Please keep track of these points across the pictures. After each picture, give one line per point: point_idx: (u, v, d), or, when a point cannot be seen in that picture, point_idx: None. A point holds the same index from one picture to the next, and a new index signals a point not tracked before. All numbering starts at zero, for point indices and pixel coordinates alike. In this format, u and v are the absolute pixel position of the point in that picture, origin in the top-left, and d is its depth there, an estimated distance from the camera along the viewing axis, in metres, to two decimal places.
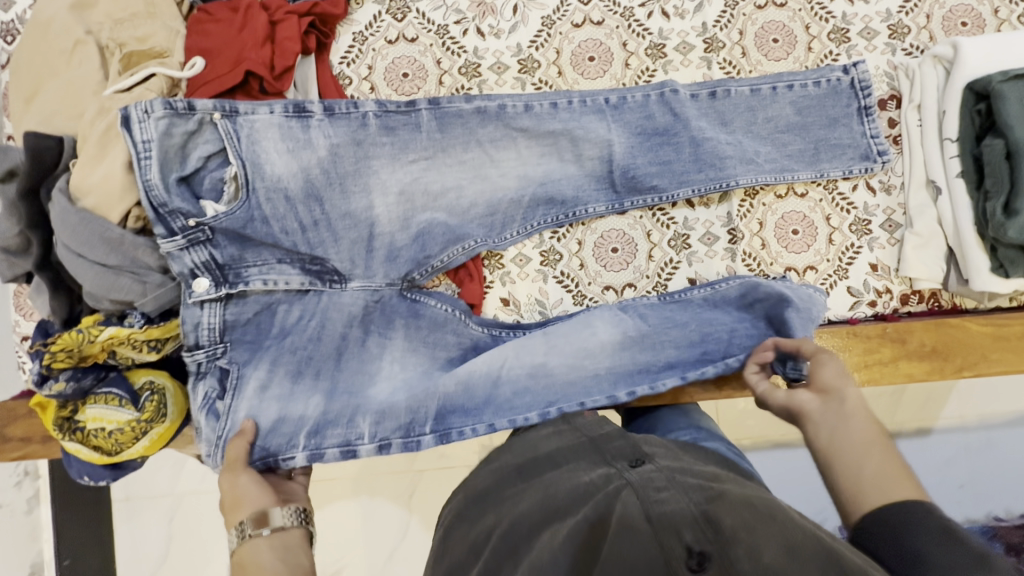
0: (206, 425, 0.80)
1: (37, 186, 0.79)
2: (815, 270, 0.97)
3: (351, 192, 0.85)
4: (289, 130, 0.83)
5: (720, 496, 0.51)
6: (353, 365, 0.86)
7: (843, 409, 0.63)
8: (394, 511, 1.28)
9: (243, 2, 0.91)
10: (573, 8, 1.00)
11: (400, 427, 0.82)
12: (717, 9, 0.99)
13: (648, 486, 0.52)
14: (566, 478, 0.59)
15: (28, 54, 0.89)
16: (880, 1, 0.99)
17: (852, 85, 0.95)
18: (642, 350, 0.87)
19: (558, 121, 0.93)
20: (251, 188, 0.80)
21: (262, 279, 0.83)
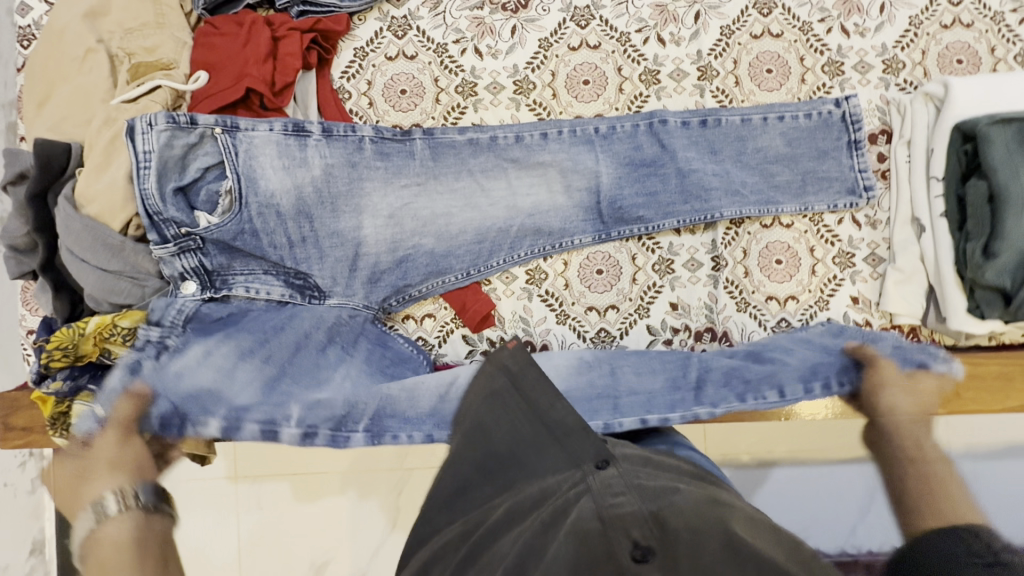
0: (120, 378, 0.76)
1: (45, 191, 0.82)
2: (796, 300, 0.98)
3: (342, 212, 0.89)
4: (287, 148, 0.87)
5: (672, 501, 0.59)
6: (306, 363, 0.85)
7: None
8: (380, 509, 1.31)
9: (247, 18, 0.93)
10: (571, 31, 1.01)
11: (333, 418, 0.80)
12: (712, 37, 1.00)
13: (606, 492, 0.61)
14: (535, 480, 0.66)
15: (41, 60, 0.93)
16: (876, 36, 0.99)
17: (842, 119, 0.96)
18: (601, 375, 0.87)
19: (553, 152, 0.96)
20: (243, 202, 0.84)
21: (245, 287, 0.86)
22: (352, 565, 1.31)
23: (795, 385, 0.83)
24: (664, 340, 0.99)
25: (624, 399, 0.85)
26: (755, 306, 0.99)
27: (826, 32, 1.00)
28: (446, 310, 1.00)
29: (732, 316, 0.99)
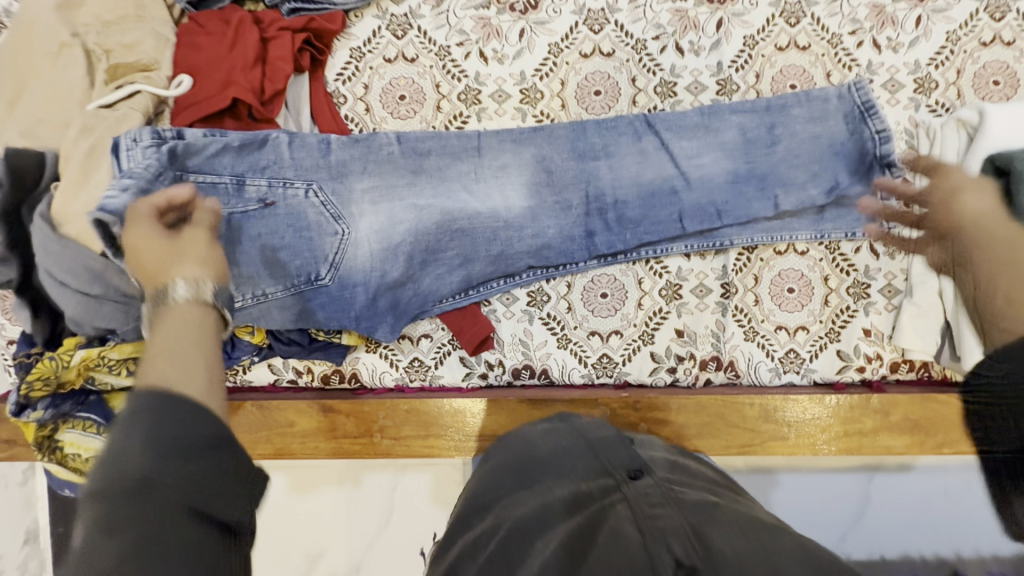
0: (139, 148, 0.76)
1: (18, 206, 0.77)
2: (806, 330, 0.95)
3: (339, 223, 0.84)
4: (258, 154, 0.82)
5: (713, 517, 0.55)
6: (311, 228, 0.83)
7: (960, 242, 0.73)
8: (378, 499, 1.25)
9: (234, 16, 0.86)
10: (583, 36, 0.94)
11: (341, 219, 0.85)
12: (735, 48, 0.94)
13: (643, 501, 0.57)
14: (569, 484, 0.63)
15: (10, 53, 0.86)
16: (909, 52, 0.93)
17: (857, 113, 0.85)
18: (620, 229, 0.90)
19: (563, 160, 0.89)
20: (240, 213, 0.80)
21: (246, 306, 0.81)
22: (347, 558, 1.26)
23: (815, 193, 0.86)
24: (669, 368, 0.96)
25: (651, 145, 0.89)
26: (764, 335, 0.95)
27: (856, 45, 0.93)
28: (444, 331, 0.96)
29: (739, 345, 0.95)
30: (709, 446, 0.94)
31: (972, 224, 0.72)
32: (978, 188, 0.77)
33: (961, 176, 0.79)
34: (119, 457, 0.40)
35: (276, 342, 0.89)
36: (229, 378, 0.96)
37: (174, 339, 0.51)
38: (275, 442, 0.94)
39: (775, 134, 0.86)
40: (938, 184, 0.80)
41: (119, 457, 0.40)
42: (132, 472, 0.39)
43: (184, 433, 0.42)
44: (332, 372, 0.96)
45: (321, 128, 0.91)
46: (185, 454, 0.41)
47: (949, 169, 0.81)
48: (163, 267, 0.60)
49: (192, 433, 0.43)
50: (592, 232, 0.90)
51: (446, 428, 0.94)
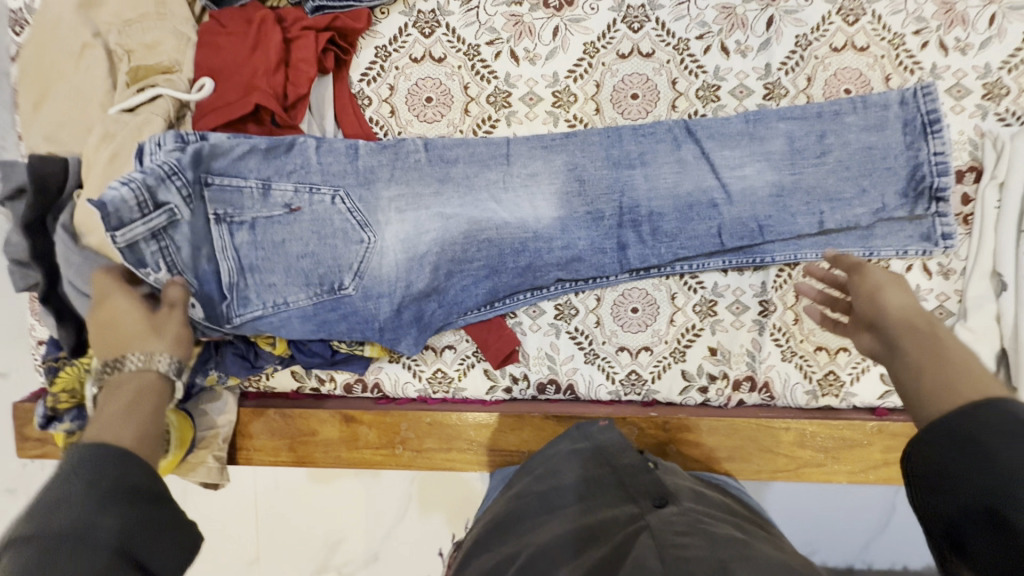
0: (164, 151, 0.74)
1: (41, 215, 0.76)
2: (849, 351, 0.90)
3: (364, 232, 0.82)
4: (285, 158, 0.80)
5: (743, 553, 0.49)
6: (335, 240, 0.81)
7: (893, 335, 0.57)
8: (395, 491, 1.22)
9: (257, 15, 0.83)
10: (621, 35, 0.89)
11: (367, 229, 0.82)
12: (785, 49, 0.87)
13: (669, 529, 0.53)
14: (589, 513, 0.59)
15: (32, 54, 0.84)
16: (979, 54, 0.85)
17: (919, 124, 0.80)
18: (655, 248, 0.85)
19: (596, 169, 0.85)
20: (264, 220, 0.78)
21: (268, 314, 0.79)
22: (365, 546, 1.24)
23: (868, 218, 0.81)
24: (700, 387, 0.92)
25: (690, 156, 0.84)
26: (802, 356, 0.91)
27: (920, 46, 0.86)
28: (468, 343, 0.94)
29: (776, 365, 0.91)
30: (740, 469, 0.91)
31: (904, 331, 0.56)
32: (902, 287, 0.62)
33: (884, 273, 0.65)
34: (55, 506, 0.46)
35: (298, 354, 0.88)
36: (252, 384, 0.96)
37: (124, 403, 0.60)
38: (298, 449, 0.94)
39: (825, 144, 0.82)
40: (857, 280, 0.65)
41: (55, 508, 0.46)
42: (69, 519, 0.45)
43: (125, 486, 0.51)
44: (354, 381, 0.95)
45: (346, 130, 0.88)
46: (130, 499, 0.50)
47: (869, 267, 0.65)
48: (127, 340, 0.66)
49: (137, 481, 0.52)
50: (624, 245, 0.86)
51: (469, 441, 0.92)
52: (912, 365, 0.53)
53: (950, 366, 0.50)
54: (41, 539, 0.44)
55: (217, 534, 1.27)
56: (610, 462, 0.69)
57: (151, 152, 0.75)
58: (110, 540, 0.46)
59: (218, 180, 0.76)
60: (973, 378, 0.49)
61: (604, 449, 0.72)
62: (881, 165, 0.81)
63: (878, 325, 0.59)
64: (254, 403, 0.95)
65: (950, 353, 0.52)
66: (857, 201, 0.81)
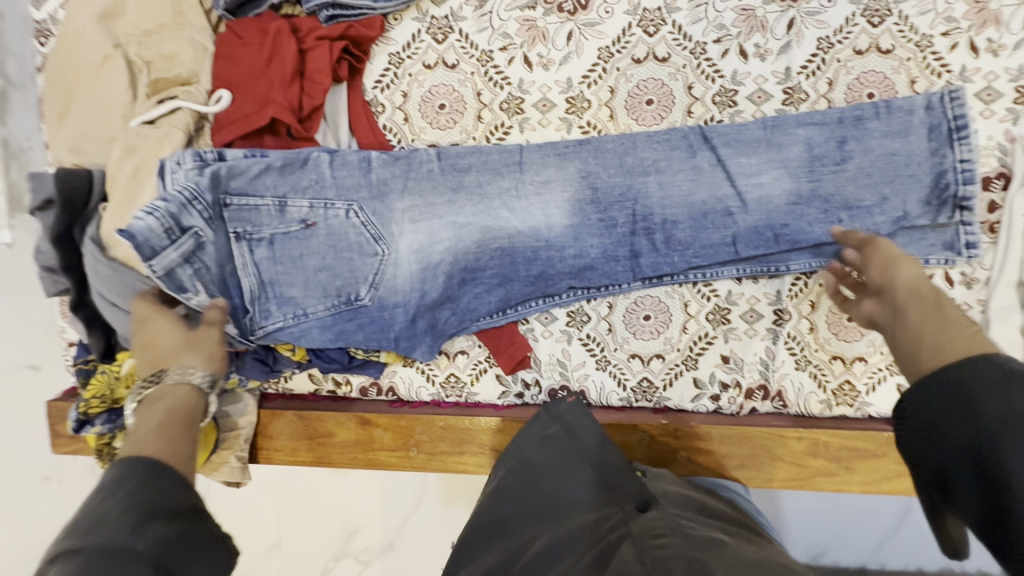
0: (185, 172, 0.77)
1: (69, 227, 0.79)
2: (865, 361, 0.89)
3: (379, 244, 0.83)
4: (299, 174, 0.81)
5: (720, 552, 0.50)
6: (351, 252, 0.82)
7: (895, 301, 0.66)
8: (410, 483, 1.26)
9: (272, 26, 0.84)
10: (636, 40, 0.87)
11: (382, 240, 0.83)
12: (806, 52, 0.85)
13: (647, 534, 0.53)
14: (573, 516, 0.59)
15: (57, 66, 0.86)
16: (1012, 56, 0.81)
17: (945, 130, 0.77)
18: (668, 256, 0.85)
19: (609, 176, 0.84)
20: (282, 236, 0.80)
21: (288, 326, 0.82)
22: (382, 533, 1.28)
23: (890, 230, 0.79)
24: (711, 395, 0.92)
25: (705, 163, 0.83)
26: (817, 365, 0.90)
27: (949, 48, 0.82)
28: (481, 348, 0.95)
29: (789, 374, 0.90)
30: (751, 477, 0.91)
31: (908, 298, 0.64)
32: (908, 263, 0.70)
33: (892, 249, 0.72)
34: (97, 522, 0.48)
35: (316, 359, 0.90)
36: (272, 386, 0.98)
37: (159, 419, 0.63)
38: (315, 450, 0.96)
39: (846, 150, 0.80)
40: (870, 254, 0.73)
41: (98, 525, 0.48)
42: (111, 534, 0.48)
43: (160, 502, 0.53)
44: (370, 385, 0.97)
45: (360, 138, 0.88)
46: (166, 513, 0.52)
47: (881, 242, 0.73)
48: (168, 357, 0.71)
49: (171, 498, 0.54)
50: (637, 253, 0.85)
51: (481, 445, 0.94)
52: (913, 323, 0.61)
53: (943, 326, 0.58)
54: (86, 552, 0.46)
55: (239, 521, 1.31)
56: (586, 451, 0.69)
57: (171, 173, 0.77)
58: (147, 554, 0.48)
59: (236, 199, 0.78)
60: (966, 341, 0.55)
61: (578, 437, 0.71)
62: (902, 172, 0.78)
63: (885, 292, 0.68)
64: (272, 405, 0.97)
65: (948, 316, 0.59)
66: (879, 209, 0.79)
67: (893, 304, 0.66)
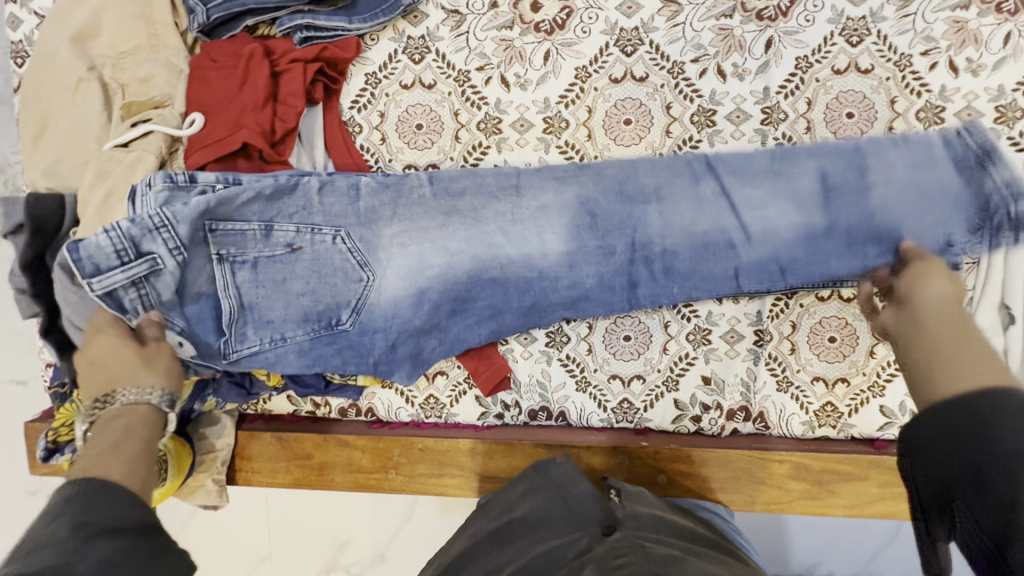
0: (163, 196, 0.76)
1: (41, 253, 0.78)
2: (847, 382, 0.88)
3: (366, 270, 0.82)
4: (287, 200, 0.80)
5: (681, 570, 0.50)
6: (336, 279, 0.81)
7: (915, 317, 0.65)
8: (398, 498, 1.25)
9: (246, 49, 0.83)
10: (614, 59, 0.87)
11: (367, 265, 0.82)
12: (784, 72, 0.84)
13: (609, 558, 0.53)
14: (535, 540, 0.59)
15: (32, 89, 0.86)
16: (992, 75, 0.81)
17: (972, 160, 0.74)
18: (658, 284, 0.84)
19: (608, 203, 0.84)
20: (269, 259, 0.79)
21: (264, 350, 0.80)
22: (373, 545, 1.27)
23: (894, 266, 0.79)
24: (693, 416, 0.91)
25: (684, 183, 0.83)
26: (798, 386, 0.89)
27: (928, 67, 0.82)
28: (460, 369, 0.94)
29: (771, 396, 0.89)
30: (732, 499, 0.90)
31: (931, 316, 0.65)
32: (943, 282, 0.69)
33: (932, 265, 0.72)
34: (44, 545, 0.49)
35: (292, 384, 0.90)
36: (250, 408, 0.98)
37: (111, 443, 0.63)
38: (295, 471, 0.96)
39: (867, 178, 0.77)
40: (910, 268, 0.73)
41: (43, 547, 0.48)
42: (56, 553, 0.48)
43: (110, 522, 0.52)
44: (349, 406, 0.96)
45: (336, 159, 0.88)
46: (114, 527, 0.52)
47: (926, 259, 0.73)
48: (119, 376, 0.70)
49: (118, 512, 0.53)
50: (634, 282, 0.85)
51: (461, 466, 0.93)
52: (931, 341, 0.60)
53: (967, 351, 0.56)
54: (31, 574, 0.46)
55: (226, 536, 1.29)
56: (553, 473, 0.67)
57: (144, 197, 0.76)
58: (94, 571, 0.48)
59: (222, 223, 0.77)
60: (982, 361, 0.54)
61: (548, 468, 0.68)
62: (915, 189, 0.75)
63: (907, 304, 0.69)
64: (250, 426, 0.97)
65: (971, 335, 0.59)
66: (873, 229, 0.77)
67: (916, 318, 0.65)
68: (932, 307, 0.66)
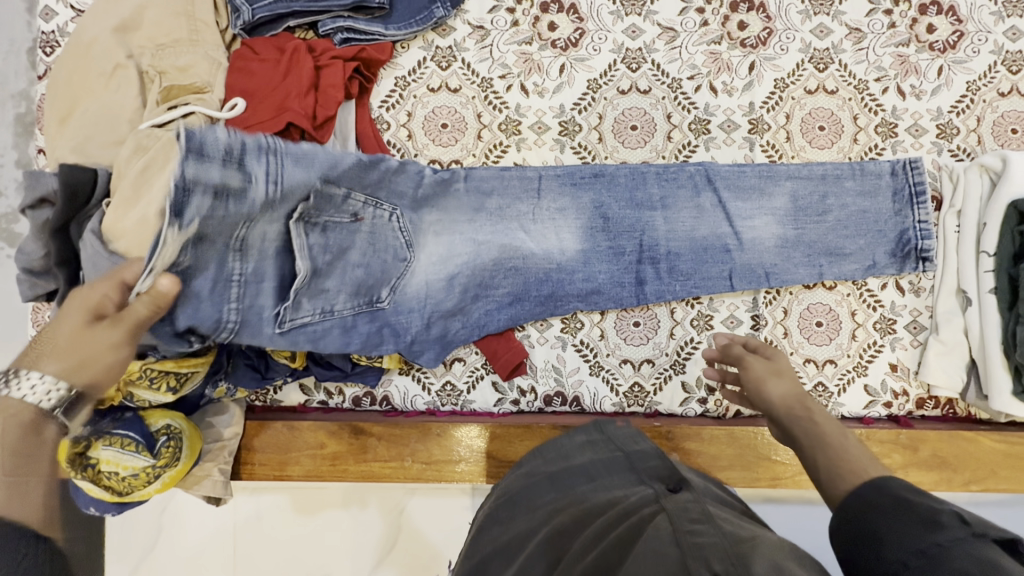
0: None
1: (66, 222, 0.78)
2: (835, 363, 0.97)
3: (414, 250, 0.87)
4: (365, 172, 0.80)
5: (754, 538, 0.49)
6: (382, 254, 0.85)
7: (786, 418, 0.72)
8: (384, 526, 1.14)
9: (290, 45, 0.91)
10: (621, 74, 0.98)
11: (407, 240, 0.86)
12: (766, 90, 0.98)
13: (683, 516, 0.52)
14: (592, 496, 0.60)
15: (65, 73, 0.88)
16: (932, 99, 0.97)
17: (906, 194, 0.92)
18: (669, 282, 0.93)
19: (620, 208, 0.93)
20: (326, 224, 0.78)
21: (314, 321, 0.82)
22: None
23: (858, 273, 0.93)
24: (699, 398, 0.97)
25: (685, 180, 0.94)
26: (793, 368, 0.97)
27: (882, 91, 0.98)
28: (477, 355, 0.97)
29: None
30: (741, 479, 0.94)
31: (789, 417, 0.72)
32: (780, 375, 0.78)
33: (764, 363, 0.81)
34: None
35: (315, 367, 0.92)
36: (259, 397, 0.96)
37: None
38: (305, 464, 0.93)
39: (827, 204, 0.93)
40: (750, 370, 0.80)
41: None
42: None
43: None
44: (363, 395, 0.97)
45: (366, 151, 0.93)
46: None
47: (750, 359, 0.82)
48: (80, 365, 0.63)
49: None
50: (642, 280, 0.93)
51: (476, 452, 0.93)
52: (806, 443, 0.67)
53: (838, 444, 0.64)
54: None
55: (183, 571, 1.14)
56: (623, 449, 0.69)
57: None
58: None
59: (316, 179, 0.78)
60: (845, 457, 0.62)
61: (612, 438, 0.72)
62: (864, 214, 0.93)
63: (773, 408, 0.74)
64: (260, 416, 0.95)
65: (823, 423, 0.69)
66: (829, 232, 0.93)
67: (780, 417, 0.73)
68: (783, 398, 0.75)
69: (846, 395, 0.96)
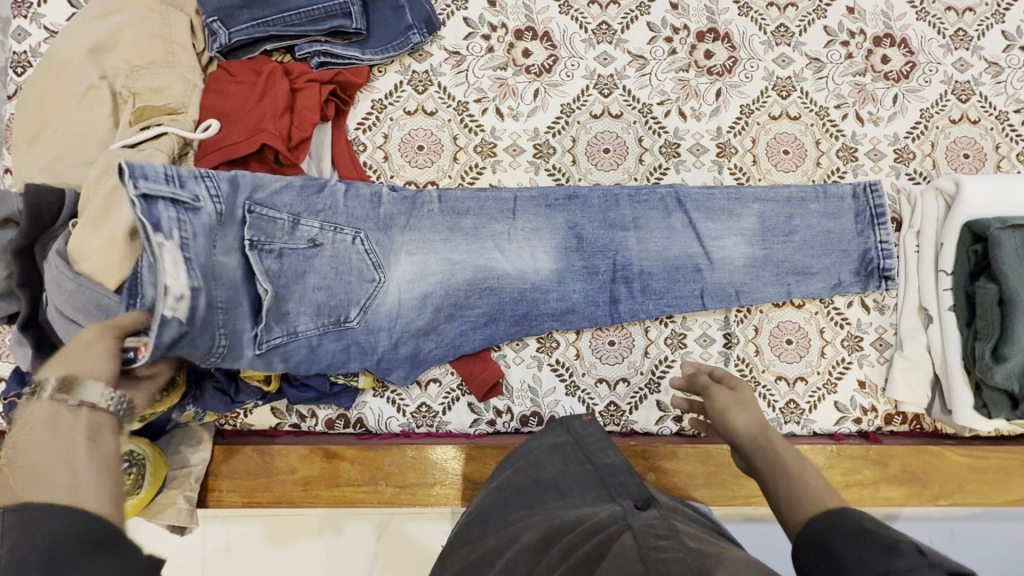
0: (161, 213, 0.73)
1: (31, 243, 0.78)
2: (805, 380, 0.98)
3: (383, 267, 0.88)
4: (316, 198, 0.85)
5: (719, 553, 0.50)
6: (349, 275, 0.86)
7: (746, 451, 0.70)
8: (360, 554, 1.11)
9: (266, 67, 0.92)
10: (594, 99, 1.01)
11: (376, 262, 0.87)
12: (732, 115, 1.02)
13: (649, 533, 0.53)
14: (561, 513, 0.60)
15: (35, 93, 0.87)
16: (889, 125, 1.02)
17: (868, 216, 0.96)
18: (642, 300, 0.95)
19: (594, 229, 0.95)
20: (282, 254, 0.82)
21: (284, 343, 0.83)
22: None
23: (825, 291, 0.95)
24: (674, 417, 0.98)
25: (656, 201, 0.96)
26: (765, 385, 0.98)
27: (842, 117, 1.02)
28: (453, 376, 0.97)
29: None
30: (716, 496, 0.94)
31: (751, 447, 0.70)
32: (744, 406, 0.77)
33: (727, 394, 0.79)
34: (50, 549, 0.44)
35: (289, 388, 0.90)
36: (229, 421, 0.94)
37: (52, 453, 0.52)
38: (275, 489, 0.90)
39: (793, 225, 0.95)
40: (714, 401, 0.79)
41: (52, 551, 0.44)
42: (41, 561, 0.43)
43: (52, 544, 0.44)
44: (337, 417, 0.95)
45: (342, 173, 0.94)
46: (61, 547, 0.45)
47: (714, 390, 0.80)
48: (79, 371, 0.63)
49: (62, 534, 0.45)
50: (616, 299, 0.94)
51: (452, 475, 0.92)
52: (766, 474, 0.66)
53: (794, 475, 0.63)
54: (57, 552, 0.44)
55: None
56: (592, 459, 0.68)
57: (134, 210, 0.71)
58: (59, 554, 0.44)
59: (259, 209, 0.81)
60: (801, 482, 0.61)
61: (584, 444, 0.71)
62: (827, 234, 0.96)
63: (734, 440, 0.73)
64: (229, 441, 0.93)
65: (782, 451, 0.68)
66: (795, 251, 0.95)
67: (742, 449, 0.71)
68: (745, 428, 0.73)
69: (817, 412, 0.98)
